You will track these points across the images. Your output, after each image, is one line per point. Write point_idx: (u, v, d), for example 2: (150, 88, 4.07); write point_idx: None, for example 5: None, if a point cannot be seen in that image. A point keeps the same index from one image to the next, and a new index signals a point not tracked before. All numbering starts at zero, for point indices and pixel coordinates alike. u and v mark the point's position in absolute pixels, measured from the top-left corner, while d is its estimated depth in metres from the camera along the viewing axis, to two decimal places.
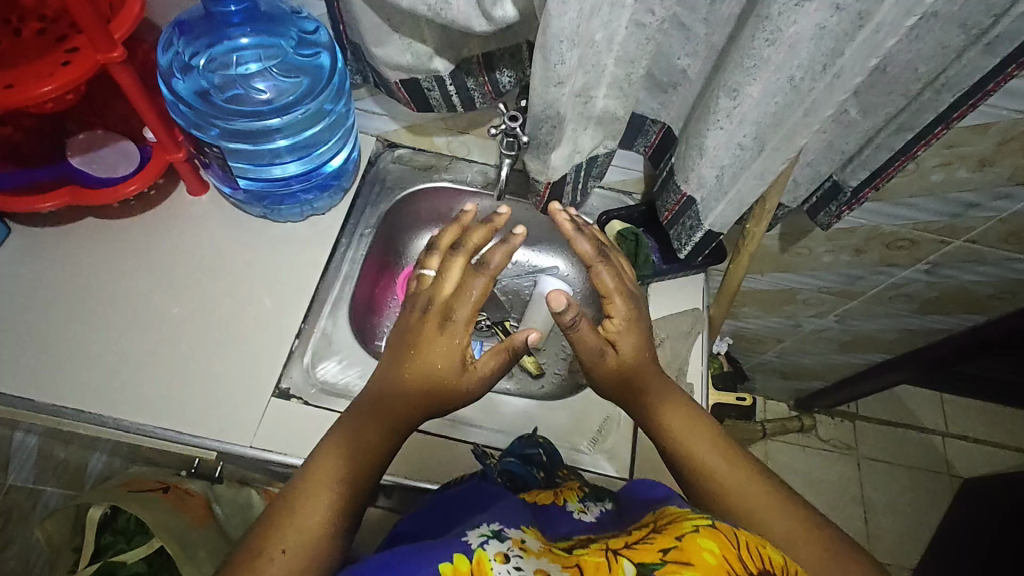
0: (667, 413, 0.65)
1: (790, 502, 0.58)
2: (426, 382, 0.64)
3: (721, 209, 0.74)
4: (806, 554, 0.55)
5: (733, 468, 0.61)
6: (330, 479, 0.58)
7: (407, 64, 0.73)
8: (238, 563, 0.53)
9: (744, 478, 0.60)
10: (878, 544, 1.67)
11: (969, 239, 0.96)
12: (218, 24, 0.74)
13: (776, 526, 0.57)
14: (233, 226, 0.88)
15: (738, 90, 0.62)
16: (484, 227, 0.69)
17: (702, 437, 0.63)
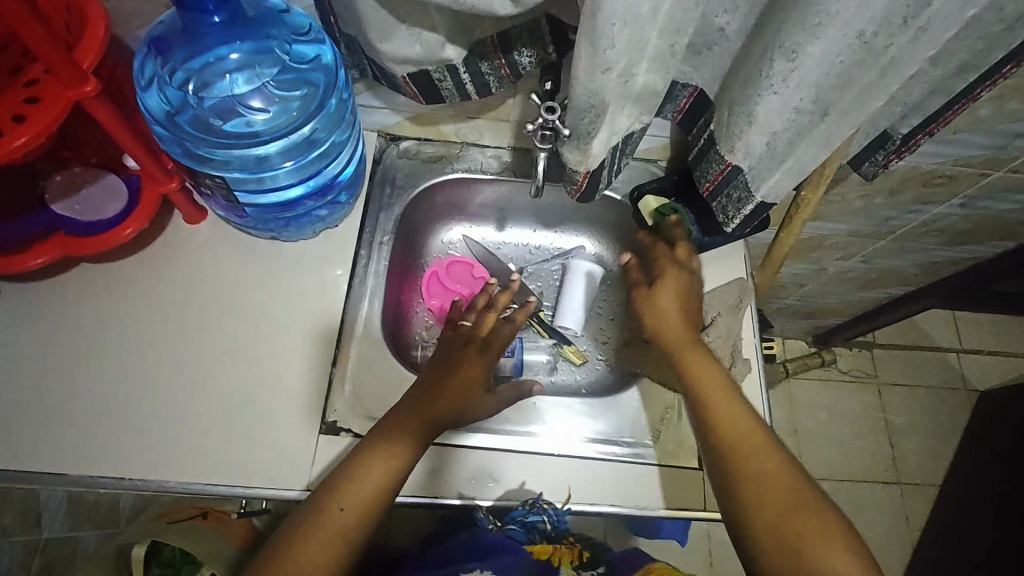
0: (692, 354, 0.72)
1: (775, 453, 0.64)
2: (457, 396, 0.69)
3: (775, 180, 0.69)
4: (771, 485, 0.62)
5: (730, 404, 0.68)
6: (392, 452, 0.64)
7: (417, 56, 0.65)
8: (302, 514, 0.61)
9: (739, 416, 0.67)
10: (905, 466, 1.71)
11: (1011, 168, 0.92)
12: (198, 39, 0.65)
13: (749, 459, 0.64)
14: (243, 253, 0.81)
15: (798, 50, 0.55)
16: (507, 290, 0.78)
17: (712, 374, 0.70)
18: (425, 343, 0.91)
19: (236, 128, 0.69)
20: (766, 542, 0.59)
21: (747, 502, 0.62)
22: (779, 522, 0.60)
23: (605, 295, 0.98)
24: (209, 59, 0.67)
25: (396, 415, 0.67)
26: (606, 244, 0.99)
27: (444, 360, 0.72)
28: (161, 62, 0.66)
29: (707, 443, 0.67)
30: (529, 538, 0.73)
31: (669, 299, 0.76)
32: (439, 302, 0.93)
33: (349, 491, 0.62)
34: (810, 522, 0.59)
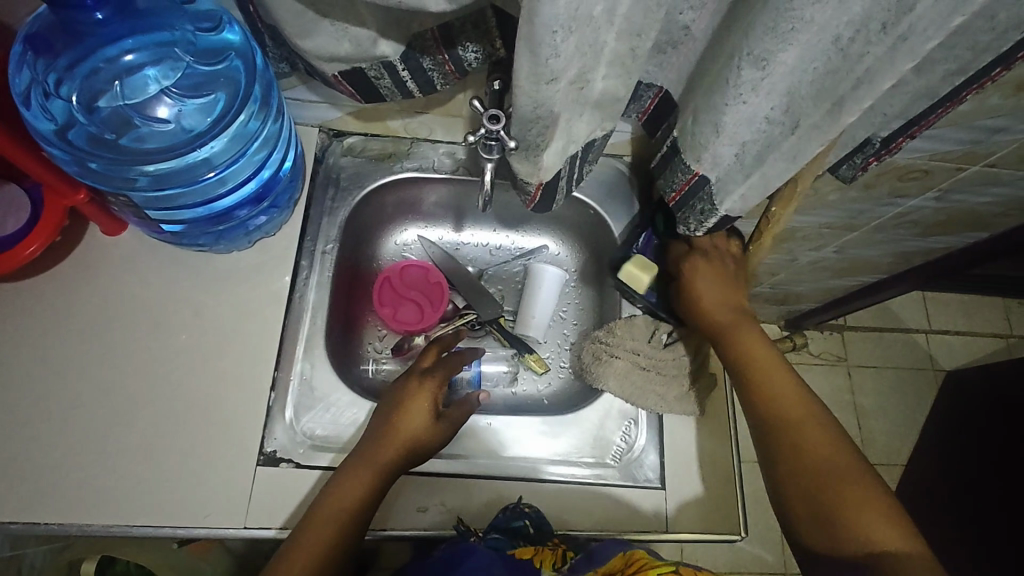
0: (741, 333, 0.70)
1: (828, 428, 0.61)
2: (411, 440, 0.65)
3: (742, 193, 0.64)
4: (819, 455, 0.59)
5: (780, 381, 0.65)
6: (348, 498, 0.61)
7: (346, 54, 0.58)
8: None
9: (783, 389, 0.64)
10: (871, 446, 1.73)
11: (988, 163, 0.88)
12: (86, 40, 0.56)
13: (799, 432, 0.61)
14: (169, 267, 0.74)
15: (769, 58, 0.48)
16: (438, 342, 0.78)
17: (762, 351, 0.68)
18: (378, 355, 0.88)
19: (147, 140, 0.62)
20: (803, 510, 0.57)
21: (787, 467, 0.59)
22: (827, 490, 0.56)
23: (569, 299, 0.94)
24: (102, 67, 0.59)
25: (356, 460, 0.64)
26: (570, 246, 0.94)
27: (400, 400, 0.68)
28: (41, 73, 0.57)
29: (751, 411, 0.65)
30: (512, 543, 0.65)
31: (709, 291, 0.72)
32: (390, 309, 0.86)
33: (303, 553, 0.57)
34: (855, 488, 0.56)
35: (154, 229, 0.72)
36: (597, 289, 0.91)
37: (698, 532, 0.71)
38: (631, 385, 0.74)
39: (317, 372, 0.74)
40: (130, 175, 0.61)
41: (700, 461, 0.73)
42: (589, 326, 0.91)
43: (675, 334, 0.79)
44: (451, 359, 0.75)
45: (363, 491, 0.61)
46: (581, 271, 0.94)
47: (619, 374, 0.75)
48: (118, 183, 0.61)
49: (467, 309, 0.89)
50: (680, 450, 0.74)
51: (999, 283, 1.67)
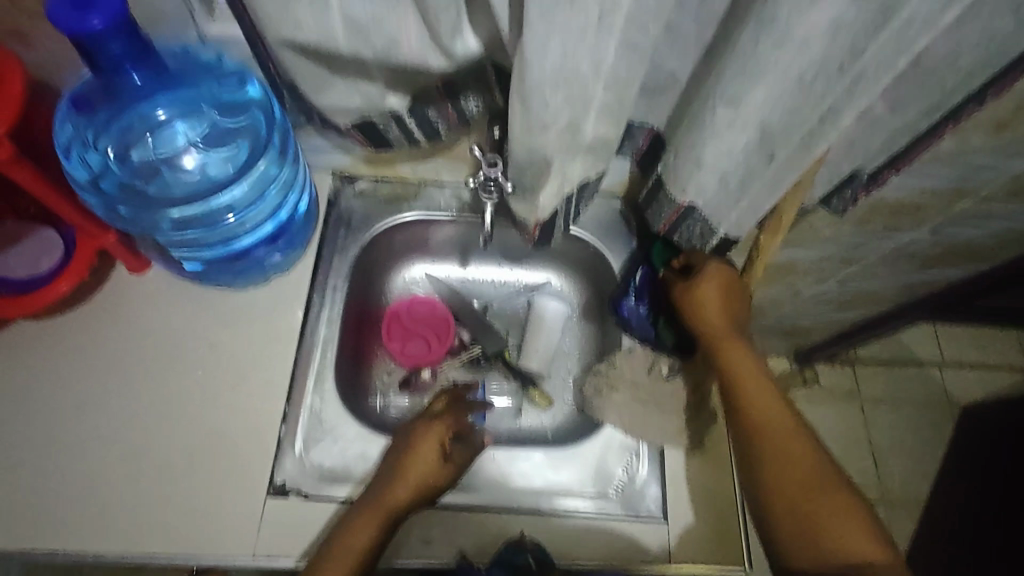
0: (731, 347, 0.68)
1: (809, 445, 0.61)
2: (420, 488, 0.66)
3: (734, 218, 0.67)
4: (800, 471, 0.60)
5: (763, 389, 0.65)
6: (359, 547, 0.62)
7: (357, 107, 0.63)
8: None
9: (765, 398, 0.64)
10: (890, 483, 1.69)
11: (979, 198, 0.90)
12: (124, 101, 0.62)
13: (780, 445, 0.61)
14: (190, 305, 0.78)
15: (740, 99, 0.53)
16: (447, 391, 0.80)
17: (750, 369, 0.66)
18: (385, 389, 0.89)
19: (173, 188, 0.67)
20: (786, 526, 0.59)
21: (772, 483, 0.60)
22: (811, 509, 0.58)
23: (572, 333, 0.96)
24: (137, 123, 0.65)
25: (364, 505, 0.65)
26: (572, 281, 0.97)
27: (408, 447, 0.69)
28: (83, 130, 0.63)
29: (735, 417, 0.65)
30: None
31: (715, 293, 0.69)
32: (399, 343, 0.89)
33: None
34: (837, 511, 0.58)
35: (178, 267, 0.78)
36: (599, 323, 0.93)
37: (698, 565, 0.71)
38: (629, 418, 0.77)
39: (326, 405, 0.77)
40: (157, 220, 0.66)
41: (702, 495, 0.74)
42: (591, 359, 0.93)
43: (676, 366, 0.80)
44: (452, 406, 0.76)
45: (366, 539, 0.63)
46: (583, 306, 0.96)
47: (617, 406, 0.78)
48: (144, 228, 0.66)
49: (473, 343, 0.92)
50: (682, 481, 0.74)
51: (1010, 315, 1.66)
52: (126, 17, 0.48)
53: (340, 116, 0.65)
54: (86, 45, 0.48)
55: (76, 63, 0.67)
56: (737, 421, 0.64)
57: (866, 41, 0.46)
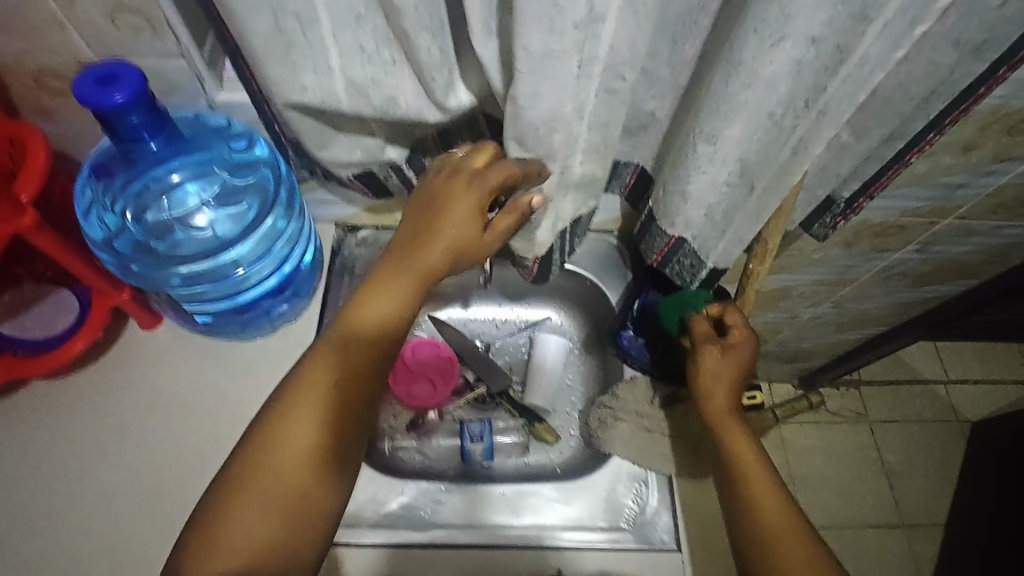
0: (730, 436, 0.68)
1: (810, 541, 0.58)
2: (354, 389, 0.57)
3: (723, 247, 0.70)
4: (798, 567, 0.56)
5: (766, 481, 0.63)
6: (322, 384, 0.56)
7: (359, 160, 0.67)
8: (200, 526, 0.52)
9: (769, 490, 0.62)
10: (906, 506, 1.67)
11: (958, 216, 0.94)
12: (142, 167, 0.65)
13: (780, 538, 0.58)
14: (199, 358, 0.79)
15: (718, 134, 0.57)
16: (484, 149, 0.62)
17: (751, 463, 0.65)
18: (393, 432, 0.90)
19: (184, 246, 0.69)
20: None
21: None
22: None
23: (573, 366, 0.97)
24: (153, 185, 0.67)
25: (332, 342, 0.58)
26: (571, 315, 0.99)
27: (348, 330, 0.59)
28: (106, 197, 0.66)
29: (735, 507, 0.63)
30: None
31: (720, 369, 0.71)
32: (405, 386, 0.90)
33: (223, 539, 0.51)
34: None
35: (191, 321, 0.79)
36: (600, 356, 0.95)
37: None
38: (638, 449, 0.77)
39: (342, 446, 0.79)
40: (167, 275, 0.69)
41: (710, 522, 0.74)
42: (595, 393, 0.94)
43: (677, 395, 0.82)
44: (394, 288, 0.60)
45: (306, 464, 0.53)
46: (583, 340, 0.98)
47: (624, 438, 0.77)
48: (156, 282, 0.69)
49: (478, 382, 0.93)
50: (695, 510, 0.75)
51: (1008, 328, 1.67)
52: (145, 92, 0.52)
53: (343, 167, 0.68)
54: (109, 119, 0.52)
55: (96, 132, 0.72)
56: (737, 510, 0.62)
57: (826, 79, 0.49)
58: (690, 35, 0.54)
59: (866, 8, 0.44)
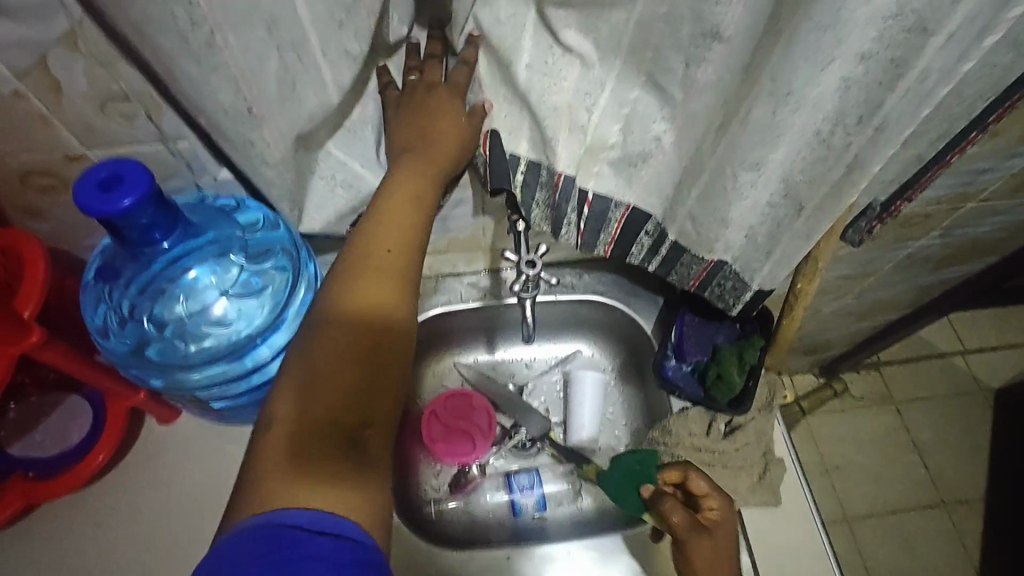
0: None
1: None
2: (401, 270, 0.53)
3: (768, 270, 0.66)
4: None
5: None
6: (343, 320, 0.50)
7: (344, 200, 0.62)
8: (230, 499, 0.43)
9: None
10: (943, 484, 1.61)
11: (983, 198, 0.91)
12: (150, 270, 0.58)
13: None
14: (227, 448, 0.74)
15: (761, 161, 0.53)
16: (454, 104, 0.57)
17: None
18: (437, 495, 0.86)
19: (203, 346, 0.62)
20: None
21: None
22: None
23: (612, 400, 0.93)
24: (163, 287, 0.60)
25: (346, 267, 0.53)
26: (603, 346, 0.95)
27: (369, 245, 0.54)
28: (120, 304, 0.61)
29: None
30: None
31: (705, 560, 0.62)
32: (442, 443, 0.84)
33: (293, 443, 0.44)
34: None
35: (216, 415, 0.73)
36: (640, 384, 0.91)
37: None
38: None
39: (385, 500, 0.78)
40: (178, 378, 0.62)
41: (788, 554, 0.72)
42: (640, 424, 0.90)
43: (733, 421, 0.79)
44: (414, 206, 0.56)
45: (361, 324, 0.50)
46: (619, 369, 0.94)
47: None
48: (171, 388, 0.63)
49: (515, 427, 0.88)
50: (772, 546, 0.72)
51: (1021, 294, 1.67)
52: (153, 190, 0.48)
53: (318, 215, 0.62)
54: (116, 224, 0.48)
55: (92, 226, 0.67)
56: None
57: (882, 94, 0.46)
58: (706, 59, 0.48)
59: (928, 20, 0.41)
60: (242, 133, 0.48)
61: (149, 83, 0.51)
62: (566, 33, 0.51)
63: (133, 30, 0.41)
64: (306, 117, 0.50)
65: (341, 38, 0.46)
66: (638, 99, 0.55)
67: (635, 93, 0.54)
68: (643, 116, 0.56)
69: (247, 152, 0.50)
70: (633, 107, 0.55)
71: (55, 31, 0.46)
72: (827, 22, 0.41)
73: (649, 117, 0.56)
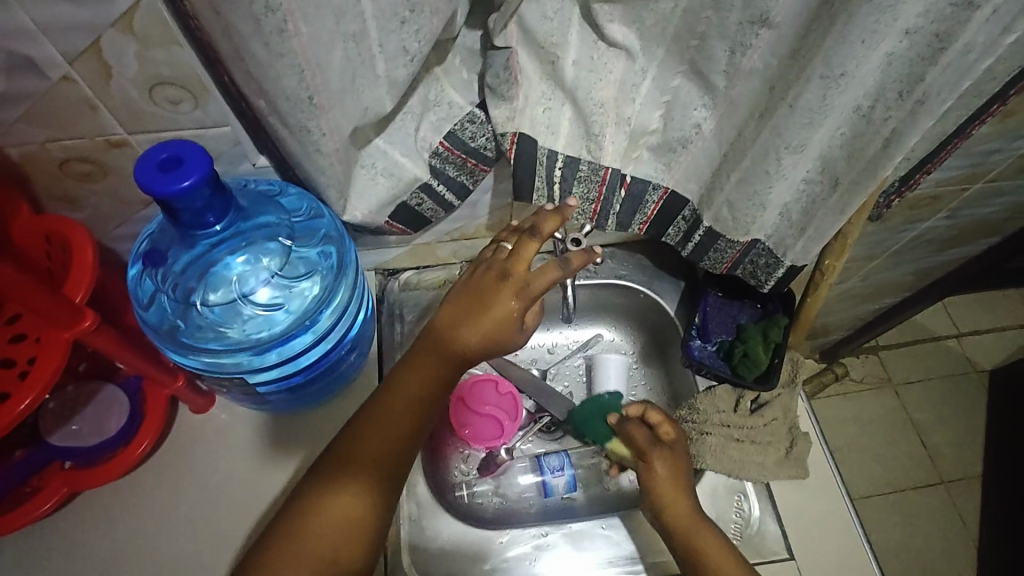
0: (698, 536, 0.67)
1: None
2: (436, 387, 0.62)
3: (801, 246, 0.69)
4: None
5: None
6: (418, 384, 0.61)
7: (388, 189, 0.65)
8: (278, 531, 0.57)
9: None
10: (943, 463, 1.63)
11: (989, 179, 0.94)
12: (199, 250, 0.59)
13: None
14: (263, 435, 0.74)
15: (802, 140, 0.57)
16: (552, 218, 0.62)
17: (725, 564, 0.65)
18: (467, 478, 0.86)
19: (243, 328, 0.64)
20: None
21: None
22: None
23: (636, 383, 0.94)
24: (215, 270, 0.62)
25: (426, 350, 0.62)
26: (624, 329, 0.96)
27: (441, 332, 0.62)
28: (172, 288, 0.62)
29: None
30: None
31: (666, 469, 0.71)
32: (471, 429, 0.85)
33: (341, 501, 0.57)
34: None
35: (257, 401, 0.73)
36: (662, 365, 0.92)
37: None
38: (729, 460, 0.75)
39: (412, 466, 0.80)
40: (217, 360, 0.64)
41: (819, 522, 0.74)
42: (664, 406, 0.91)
43: (760, 398, 0.81)
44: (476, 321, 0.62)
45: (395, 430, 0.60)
46: (640, 353, 0.95)
47: (716, 451, 0.75)
48: (211, 367, 0.64)
49: (540, 412, 0.90)
50: (800, 516, 0.74)
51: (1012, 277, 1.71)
52: (210, 174, 0.48)
53: (362, 204, 0.65)
54: (173, 206, 0.48)
55: (126, 214, 0.66)
56: None
57: (923, 68, 0.49)
58: (751, 46, 0.52)
59: None
60: (303, 115, 0.48)
61: (199, 65, 0.51)
62: (611, 27, 0.53)
63: (212, 9, 0.42)
64: (359, 100, 0.51)
65: (402, 32, 0.47)
66: (680, 86, 0.59)
67: (677, 81, 0.59)
68: (685, 103, 0.60)
69: (304, 135, 0.50)
70: (674, 94, 0.60)
71: (114, 12, 0.46)
72: (885, 5, 0.44)
73: (691, 105, 0.60)
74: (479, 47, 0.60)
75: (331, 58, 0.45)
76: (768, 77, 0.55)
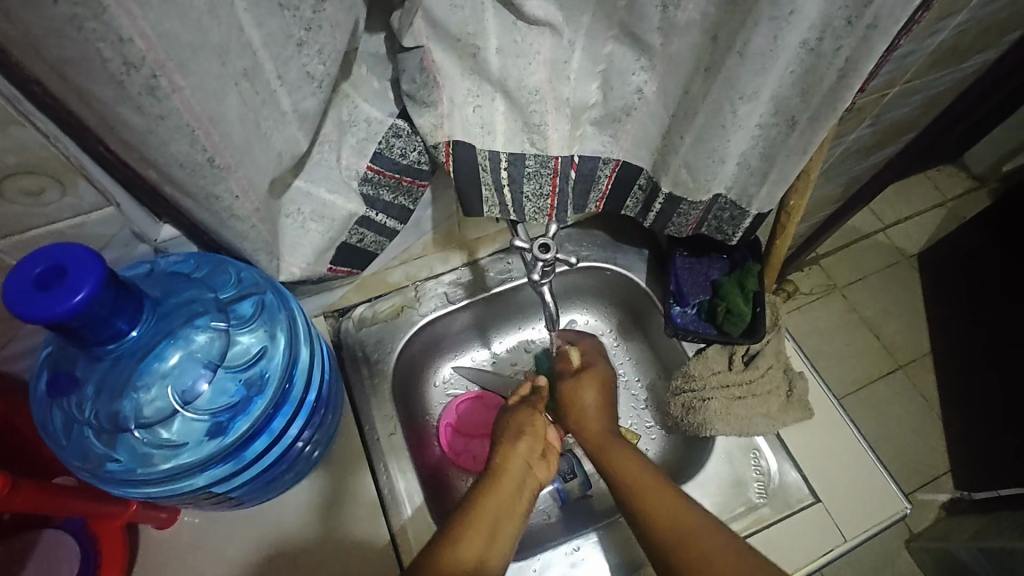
0: (613, 452, 0.67)
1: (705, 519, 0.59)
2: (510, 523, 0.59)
3: (765, 192, 0.66)
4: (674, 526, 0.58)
5: (661, 489, 0.62)
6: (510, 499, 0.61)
7: (321, 232, 0.58)
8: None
9: (643, 481, 0.63)
10: (897, 348, 1.60)
11: (907, 80, 0.95)
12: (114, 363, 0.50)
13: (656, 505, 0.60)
14: (250, 529, 0.66)
15: (753, 85, 0.53)
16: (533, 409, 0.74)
17: (635, 474, 0.64)
18: None
19: (192, 434, 0.54)
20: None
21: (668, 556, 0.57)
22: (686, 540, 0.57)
23: (621, 360, 0.91)
24: (140, 380, 0.52)
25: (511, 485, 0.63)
26: (596, 309, 0.92)
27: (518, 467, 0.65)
28: (96, 418, 0.52)
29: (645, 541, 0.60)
30: None
31: (592, 395, 0.74)
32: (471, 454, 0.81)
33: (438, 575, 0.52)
34: (701, 544, 0.57)
35: (232, 503, 0.64)
36: (643, 336, 0.90)
37: (868, 529, 0.71)
38: (737, 420, 0.73)
39: (406, 509, 0.70)
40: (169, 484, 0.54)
41: (832, 455, 0.75)
42: (655, 377, 0.89)
43: (750, 350, 0.80)
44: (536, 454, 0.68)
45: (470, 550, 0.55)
46: (618, 328, 0.92)
47: (722, 414, 0.74)
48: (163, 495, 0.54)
49: None
50: (814, 457, 0.75)
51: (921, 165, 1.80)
52: (108, 275, 0.40)
53: (297, 257, 0.58)
54: (69, 326, 0.39)
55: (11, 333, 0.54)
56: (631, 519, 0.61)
57: None
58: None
59: None
60: (207, 181, 0.40)
61: (55, 143, 0.41)
62: (530, 4, 0.46)
63: (55, 77, 0.33)
64: (270, 146, 0.42)
65: (301, 58, 0.39)
66: (613, 53, 0.53)
67: (609, 47, 0.53)
68: (622, 70, 0.55)
69: (212, 201, 0.42)
70: (609, 61, 0.54)
71: None
72: None
73: (629, 71, 0.55)
74: (386, 51, 0.53)
75: (221, 108, 0.37)
76: (705, 26, 0.50)
